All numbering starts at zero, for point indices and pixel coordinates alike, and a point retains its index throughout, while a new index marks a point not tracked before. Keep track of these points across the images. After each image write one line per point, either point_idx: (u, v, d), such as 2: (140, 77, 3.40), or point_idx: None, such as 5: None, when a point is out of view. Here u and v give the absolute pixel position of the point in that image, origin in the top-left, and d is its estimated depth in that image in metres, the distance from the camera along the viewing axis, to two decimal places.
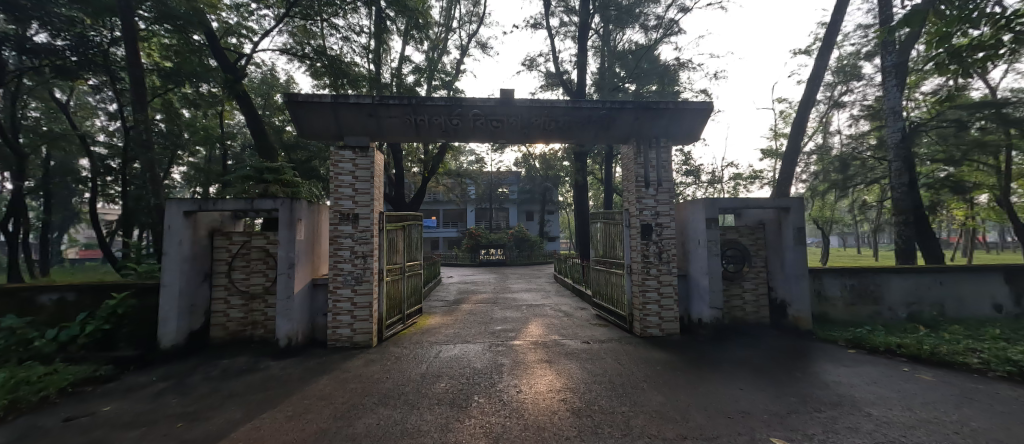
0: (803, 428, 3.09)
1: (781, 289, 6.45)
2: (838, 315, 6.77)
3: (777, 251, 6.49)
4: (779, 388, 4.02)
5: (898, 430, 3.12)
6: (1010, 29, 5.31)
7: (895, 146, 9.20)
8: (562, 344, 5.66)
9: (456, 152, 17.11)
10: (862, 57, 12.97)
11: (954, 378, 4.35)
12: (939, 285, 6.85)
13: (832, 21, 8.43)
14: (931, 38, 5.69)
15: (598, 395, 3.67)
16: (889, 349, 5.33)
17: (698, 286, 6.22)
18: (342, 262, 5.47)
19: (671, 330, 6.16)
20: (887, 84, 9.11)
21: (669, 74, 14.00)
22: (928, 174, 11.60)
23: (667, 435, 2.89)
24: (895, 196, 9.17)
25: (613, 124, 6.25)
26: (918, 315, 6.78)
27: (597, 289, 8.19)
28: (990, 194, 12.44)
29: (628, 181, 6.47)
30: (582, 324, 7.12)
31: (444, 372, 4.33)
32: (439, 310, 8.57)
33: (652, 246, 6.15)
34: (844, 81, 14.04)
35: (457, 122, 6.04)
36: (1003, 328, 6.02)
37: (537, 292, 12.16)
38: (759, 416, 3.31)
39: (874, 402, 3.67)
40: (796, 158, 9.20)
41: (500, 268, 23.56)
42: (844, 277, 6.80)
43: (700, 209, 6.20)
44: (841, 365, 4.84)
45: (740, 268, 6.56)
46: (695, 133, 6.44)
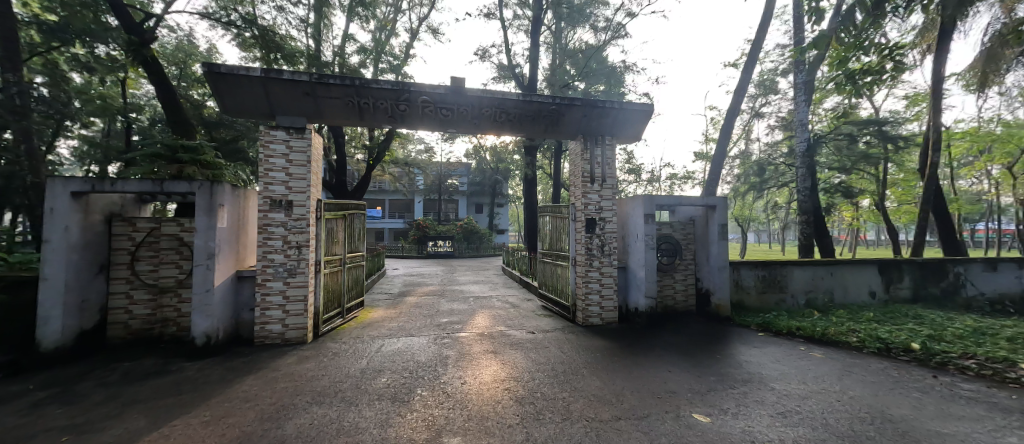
0: (719, 404, 3.44)
1: (706, 280, 7.08)
2: (751, 302, 7.59)
3: (703, 245, 7.09)
4: (701, 369, 4.43)
5: (794, 400, 3.59)
6: (891, 59, 6.24)
7: (803, 154, 10.42)
8: (508, 335, 5.75)
9: (403, 140, 16.48)
10: (779, 73, 14.53)
11: (838, 355, 5.09)
12: (830, 276, 7.95)
13: (757, 38, 9.32)
14: (833, 62, 6.53)
15: (540, 383, 3.78)
16: (791, 331, 6.09)
17: (635, 277, 6.64)
18: (271, 252, 5.05)
19: (610, 318, 6.51)
20: (798, 99, 10.22)
21: (615, 75, 14.57)
22: (826, 180, 13.32)
23: (603, 416, 3.06)
24: (800, 199, 10.42)
25: (562, 120, 6.40)
26: (813, 301, 7.83)
27: (543, 280, 8.42)
28: (872, 199, 14.58)
29: (575, 176, 6.67)
30: (527, 315, 7.28)
31: (387, 366, 4.19)
32: (382, 303, 8.28)
33: (595, 240, 6.42)
34: (764, 94, 15.66)
35: (405, 108, 5.79)
36: (876, 312, 7.16)
37: (484, 284, 12.21)
38: (684, 394, 3.62)
39: (776, 377, 4.19)
40: (723, 161, 10.11)
41: (447, 261, 23.25)
42: (757, 269, 7.64)
43: (640, 205, 6.59)
44: (752, 346, 5.46)
45: (672, 261, 7.08)
46: (637, 133, 6.78)
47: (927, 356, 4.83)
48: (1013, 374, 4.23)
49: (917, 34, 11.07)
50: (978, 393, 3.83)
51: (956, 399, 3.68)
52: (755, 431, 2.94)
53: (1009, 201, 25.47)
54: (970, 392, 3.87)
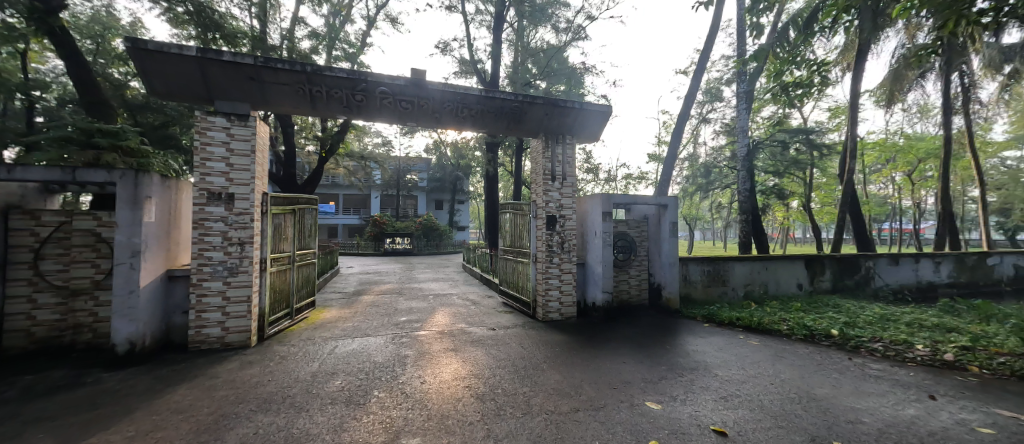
0: (669, 391, 3.62)
1: (658, 275, 7.44)
2: (698, 295, 8.09)
3: (655, 242, 7.43)
4: (653, 359, 4.65)
5: (735, 385, 3.86)
6: (819, 74, 6.87)
7: (744, 158, 11.23)
8: (468, 332, 5.70)
9: (359, 132, 15.79)
10: (724, 82, 15.56)
11: (772, 342, 5.55)
12: (766, 270, 8.66)
13: (706, 47, 9.89)
14: (770, 74, 7.09)
15: (501, 379, 3.78)
16: (732, 322, 6.55)
17: (593, 273, 6.84)
18: (208, 249, 4.63)
19: (569, 314, 6.65)
20: (740, 107, 10.97)
21: (576, 76, 14.87)
22: (763, 182, 14.49)
23: (562, 409, 3.11)
24: (741, 199, 11.25)
25: (524, 117, 6.41)
26: (751, 293, 8.48)
27: (504, 277, 8.44)
28: (801, 200, 16.07)
29: (536, 173, 6.73)
30: (488, 312, 7.27)
31: (340, 368, 4.00)
32: (336, 303, 7.90)
33: (555, 237, 6.52)
34: (710, 101, 16.69)
35: (362, 98, 5.53)
36: (804, 302, 7.89)
37: (444, 282, 12.03)
38: (637, 384, 3.78)
39: (719, 365, 4.49)
40: (674, 162, 10.65)
41: (406, 258, 22.66)
42: (703, 264, 8.15)
43: (598, 203, 6.78)
44: (699, 336, 5.81)
45: (628, 257, 7.36)
46: (596, 133, 6.96)
47: (845, 341, 5.40)
48: (913, 354, 4.83)
49: (840, 52, 12.32)
50: (885, 372, 4.33)
51: (868, 378, 4.14)
52: (701, 415, 3.13)
53: (909, 203, 29.13)
54: (879, 371, 4.37)
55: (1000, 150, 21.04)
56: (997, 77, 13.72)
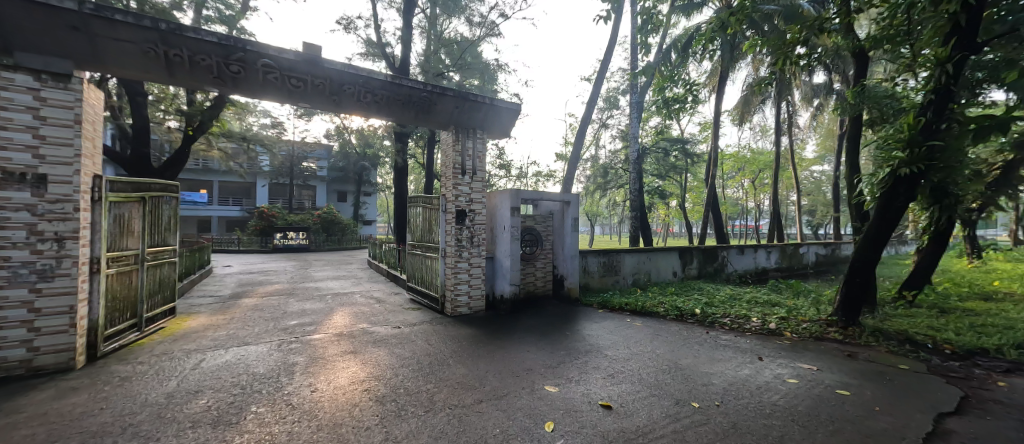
0: (566, 374, 3.91)
1: (561, 267, 7.94)
2: (595, 284, 8.87)
3: (560, 236, 7.91)
4: (554, 346, 4.96)
5: (622, 363, 4.34)
6: (691, 92, 8.05)
7: (636, 162, 12.63)
8: (370, 332, 5.37)
9: (240, 110, 13.63)
10: (620, 92, 17.22)
11: (652, 322, 6.37)
12: (649, 260, 9.89)
13: (606, 57, 10.81)
14: (657, 88, 8.06)
15: (404, 378, 3.65)
16: (621, 307, 7.34)
17: (501, 266, 7.00)
18: (4, 247, 3.53)
19: (477, 307, 6.71)
20: (632, 115, 12.27)
21: (489, 72, 14.94)
22: (650, 183, 16.48)
23: (465, 402, 3.13)
24: (632, 198, 12.65)
25: (434, 108, 6.23)
26: (637, 281, 9.61)
27: (412, 273, 8.15)
28: (678, 199, 18.68)
29: (446, 166, 6.61)
30: (393, 310, 6.95)
31: (208, 385, 3.42)
32: (206, 308, 6.74)
33: (464, 231, 6.49)
34: (610, 108, 18.35)
35: (239, 70, 4.77)
36: (678, 287, 9.22)
37: (346, 280, 11.15)
38: (538, 370, 4.00)
39: (610, 346, 5.00)
40: (577, 161, 11.46)
41: (301, 255, 20.39)
42: (599, 256, 8.96)
43: (507, 198, 6.95)
44: (594, 322, 6.38)
45: (534, 250, 7.70)
46: (506, 130, 7.09)
47: (706, 317, 6.47)
48: (751, 325, 6.00)
49: (709, 76, 14.60)
50: (731, 341, 5.29)
51: (720, 347, 5.02)
52: (591, 393, 3.44)
53: (755, 205, 36.05)
54: (728, 341, 5.33)
55: (812, 165, 27.25)
56: (811, 108, 17.72)
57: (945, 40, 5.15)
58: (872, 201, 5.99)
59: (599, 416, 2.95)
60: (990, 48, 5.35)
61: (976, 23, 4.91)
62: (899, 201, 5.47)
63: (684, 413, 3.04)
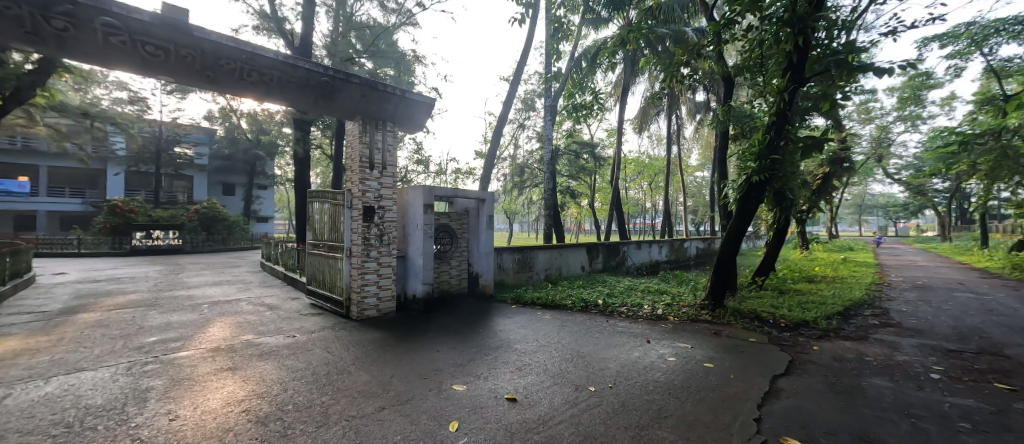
0: (476, 371, 3.93)
1: (476, 264, 7.96)
2: (509, 280, 9.07)
3: (475, 234, 7.92)
4: (466, 344, 4.94)
5: (531, 355, 4.51)
6: (597, 99, 8.69)
7: (549, 162, 13.21)
8: (256, 344, 4.74)
9: (81, 78, 10.93)
10: (536, 94, 17.87)
11: (560, 315, 6.75)
12: (560, 256, 10.46)
13: (522, 59, 11.11)
14: (568, 93, 8.56)
15: (295, 392, 3.29)
16: (533, 301, 7.63)
17: (413, 266, 6.76)
18: None
19: (387, 309, 6.36)
20: (546, 118, 12.82)
21: (405, 62, 14.26)
22: (563, 183, 17.44)
23: (365, 411, 2.95)
24: (546, 197, 13.22)
25: (336, 95, 5.72)
26: (549, 276, 10.09)
27: (312, 275, 7.40)
28: (587, 199, 20.09)
29: (352, 159, 6.13)
30: (288, 317, 6.25)
31: (15, 428, 2.67)
32: (21, 329, 5.26)
33: (373, 229, 6.09)
34: (527, 109, 18.93)
35: (67, 27, 3.79)
36: (585, 281, 9.91)
37: (231, 285, 9.70)
38: (448, 370, 3.95)
39: (521, 340, 5.16)
40: (494, 159, 11.59)
41: (171, 258, 17.15)
42: (514, 253, 9.19)
43: (420, 195, 6.71)
44: (507, 317, 6.52)
45: (448, 248, 7.57)
46: (419, 124, 6.83)
47: (607, 307, 7.06)
48: (643, 312, 6.72)
49: (614, 87, 15.96)
50: (627, 328, 5.86)
51: (617, 333, 5.53)
52: (498, 388, 3.51)
53: (651, 205, 40.50)
54: (623, 327, 5.90)
55: (695, 171, 31.55)
56: (694, 122, 20.50)
57: (784, 73, 6.35)
58: (734, 202, 7.14)
59: (504, 410, 3.02)
60: (812, 83, 6.74)
61: (802, 62, 6.12)
62: (752, 203, 6.63)
63: (581, 398, 3.27)
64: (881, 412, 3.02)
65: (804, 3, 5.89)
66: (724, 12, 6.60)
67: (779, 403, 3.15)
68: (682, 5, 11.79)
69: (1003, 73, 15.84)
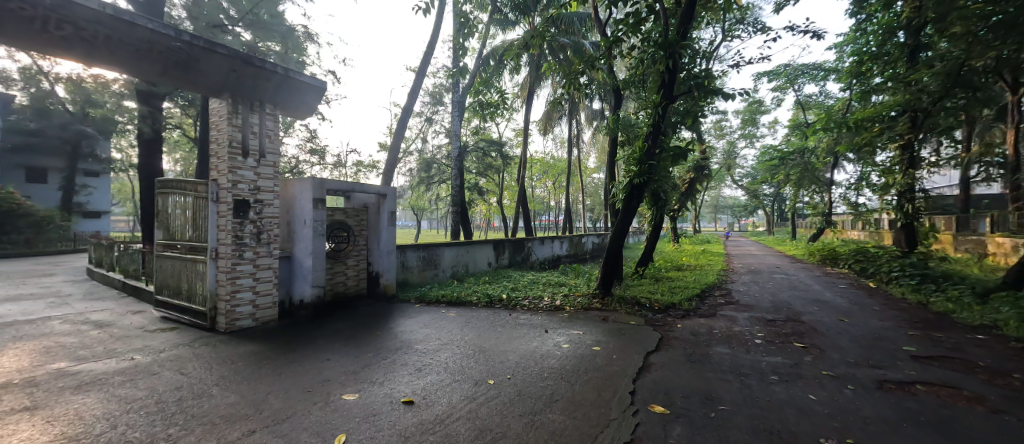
0: (371, 377, 3.67)
1: (376, 264, 7.47)
2: (413, 279, 8.72)
3: (375, 231, 7.41)
4: (361, 349, 4.60)
5: (432, 355, 4.40)
6: (503, 98, 8.82)
7: (456, 158, 13.01)
8: (74, 372, 3.72)
9: None
10: (444, 88, 17.49)
11: (465, 311, 6.74)
12: (466, 252, 10.43)
13: (428, 50, 10.70)
14: (475, 90, 8.53)
15: (129, 428, 2.66)
16: (438, 299, 7.48)
17: (301, 267, 6.04)
18: None
19: (266, 318, 5.55)
20: (453, 113, 12.51)
21: (293, 38, 12.42)
22: (471, 180, 17.48)
23: (229, 438, 2.53)
24: (453, 193, 13.01)
25: (195, 65, 4.74)
26: (455, 273, 9.99)
27: (163, 282, 6.09)
28: (495, 195, 20.42)
29: (219, 144, 5.17)
30: (127, 335, 5.04)
31: None
32: None
33: (248, 226, 5.23)
34: (434, 103, 18.41)
35: None
36: (491, 276, 10.06)
37: (38, 299, 7.47)
38: (338, 379, 3.62)
39: (423, 340, 5.00)
40: (397, 152, 10.99)
41: None
42: (418, 251, 8.88)
43: (309, 188, 6.00)
44: (409, 317, 6.26)
45: (344, 247, 6.93)
46: (305, 106, 6.11)
47: (510, 302, 7.28)
48: (543, 304, 7.11)
49: (521, 88, 16.48)
50: (528, 319, 6.13)
51: (519, 326, 5.74)
52: (395, 392, 3.34)
53: (554, 203, 43.07)
54: (525, 320, 6.15)
55: (592, 173, 34.47)
56: (591, 128, 22.31)
57: (659, 90, 7.26)
58: (620, 201, 7.96)
59: (399, 414, 2.88)
60: (681, 101, 7.85)
61: (672, 82, 7.07)
62: (635, 202, 7.50)
63: (480, 392, 3.31)
64: (722, 374, 3.70)
65: (674, 32, 6.85)
66: (614, 30, 7.31)
67: (650, 376, 3.62)
68: (581, 19, 12.72)
69: (806, 106, 20.68)
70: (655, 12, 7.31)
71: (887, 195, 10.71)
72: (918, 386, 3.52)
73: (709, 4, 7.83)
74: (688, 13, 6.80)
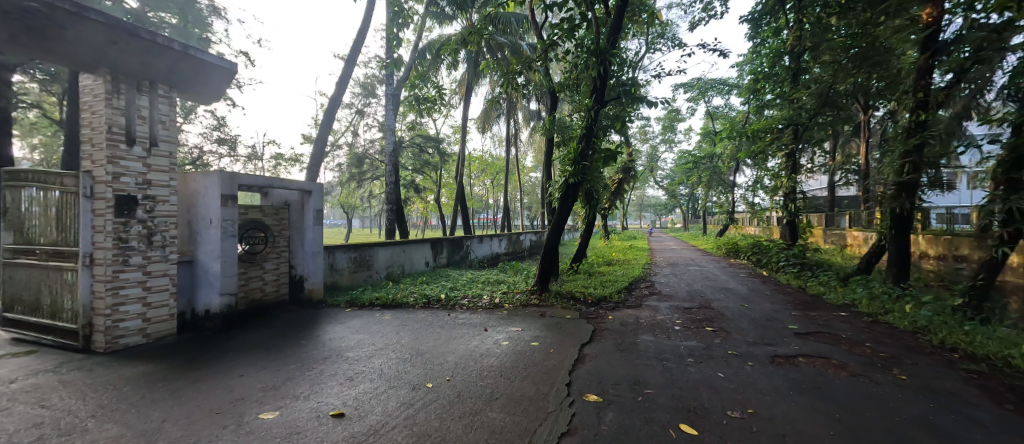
0: (294, 392, 3.34)
1: (300, 266, 6.84)
2: (343, 281, 8.16)
3: (298, 231, 6.80)
4: (281, 361, 4.17)
5: (365, 362, 4.13)
6: (440, 93, 8.58)
7: (391, 154, 12.44)
8: None
9: None
10: (376, 80, 16.60)
11: (400, 313, 6.46)
12: (402, 252, 10.02)
13: (358, 38, 10.05)
14: (409, 84, 8.19)
15: None
16: (371, 302, 7.07)
17: (206, 273, 5.32)
18: None
19: (162, 332, 4.79)
20: (387, 107, 11.94)
21: (195, 11, 10.85)
22: (407, 177, 16.85)
23: None
24: (388, 190, 12.41)
25: (57, 30, 3.86)
26: (390, 274, 9.54)
27: (15, 296, 4.95)
28: (432, 193, 19.90)
29: (94, 129, 4.32)
30: None
31: None
32: None
33: (136, 227, 4.46)
34: (365, 95, 17.39)
35: None
36: (428, 276, 9.78)
37: None
38: (254, 396, 3.24)
39: (353, 347, 4.68)
40: (324, 146, 10.17)
41: None
42: (348, 251, 8.32)
43: (216, 183, 5.29)
44: (338, 323, 5.83)
45: (261, 249, 6.24)
46: (206, 84, 5.34)
47: (448, 301, 7.14)
48: (482, 302, 7.08)
49: (458, 85, 16.25)
50: (467, 319, 6.06)
51: (458, 325, 5.65)
52: (322, 405, 3.08)
53: (493, 201, 43.28)
54: (464, 319, 6.07)
55: (529, 172, 35.21)
56: (528, 128, 22.75)
57: (591, 94, 7.58)
58: (556, 200, 8.20)
59: (327, 429, 2.65)
60: (610, 106, 8.29)
61: (602, 88, 7.42)
62: (570, 201, 7.77)
63: (418, 397, 3.18)
64: (648, 360, 3.99)
65: (604, 40, 7.21)
66: (549, 33, 7.50)
67: (585, 367, 3.77)
68: (518, 20, 12.88)
69: (715, 116, 23.18)
70: (588, 19, 7.63)
71: (776, 196, 12.41)
72: (802, 358, 4.12)
73: (634, 17, 8.38)
74: (617, 23, 7.20)
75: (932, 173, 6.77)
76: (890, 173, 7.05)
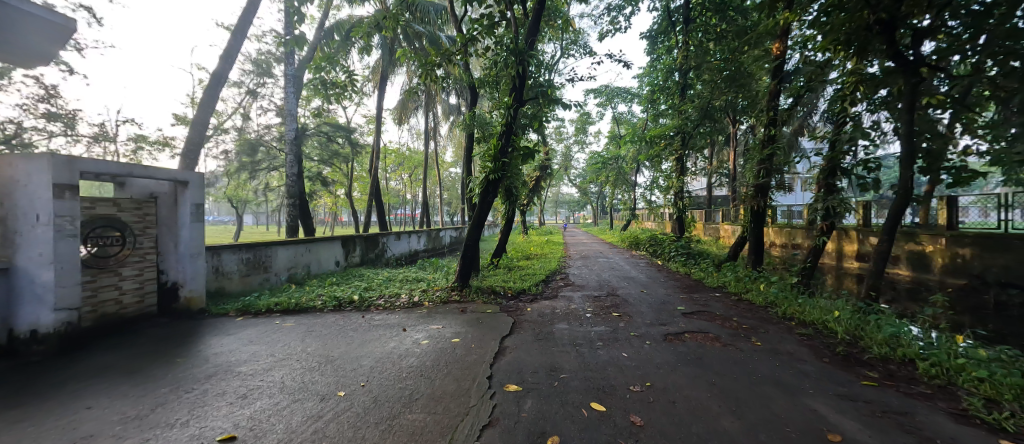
0: (168, 419, 2.83)
1: (173, 271, 5.78)
2: (232, 287, 7.12)
3: (170, 229, 5.73)
4: (149, 385, 3.49)
5: (261, 376, 3.66)
6: (350, 78, 7.90)
7: (291, 143, 10.95)
8: None
9: None
10: (272, 58, 14.69)
11: (305, 318, 5.87)
12: (307, 251, 9.08)
13: (248, 8, 8.77)
14: (315, 65, 7.42)
15: None
16: (269, 308, 6.29)
17: (31, 282, 4.19)
18: None
19: None
20: (287, 90, 10.58)
21: None
22: (312, 168, 15.26)
23: None
24: (288, 183, 11.09)
25: None
26: (293, 276, 8.60)
27: None
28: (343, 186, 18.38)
29: None
30: None
31: None
32: None
33: None
34: (258, 74, 15.27)
35: None
36: (338, 277, 9.03)
37: None
38: (111, 431, 2.66)
39: (246, 360, 4.11)
40: (204, 129, 8.69)
41: None
42: (237, 252, 7.25)
43: (45, 170, 4.17)
44: (227, 334, 5.08)
45: (116, 251, 5.11)
46: (16, 31, 4.04)
47: (362, 302, 6.69)
48: (400, 302, 6.78)
49: (372, 72, 15.22)
50: (383, 320, 5.75)
51: (373, 327, 5.32)
52: (206, 429, 2.66)
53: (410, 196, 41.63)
54: (379, 320, 5.75)
55: (448, 167, 34.60)
56: (447, 121, 22.31)
57: (511, 92, 7.65)
58: (476, 196, 8.17)
59: None
60: (529, 105, 8.48)
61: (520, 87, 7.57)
62: (490, 198, 7.82)
63: (328, 407, 2.93)
64: (563, 347, 4.23)
65: (522, 40, 7.38)
66: (468, 28, 7.40)
67: (505, 359, 3.86)
68: (436, 10, 12.45)
69: (620, 121, 25.40)
70: (506, 18, 7.71)
71: (668, 194, 14.10)
72: (689, 335, 4.75)
73: (550, 22, 8.73)
74: (534, 25, 7.42)
75: (778, 177, 8.37)
76: (751, 176, 8.41)
